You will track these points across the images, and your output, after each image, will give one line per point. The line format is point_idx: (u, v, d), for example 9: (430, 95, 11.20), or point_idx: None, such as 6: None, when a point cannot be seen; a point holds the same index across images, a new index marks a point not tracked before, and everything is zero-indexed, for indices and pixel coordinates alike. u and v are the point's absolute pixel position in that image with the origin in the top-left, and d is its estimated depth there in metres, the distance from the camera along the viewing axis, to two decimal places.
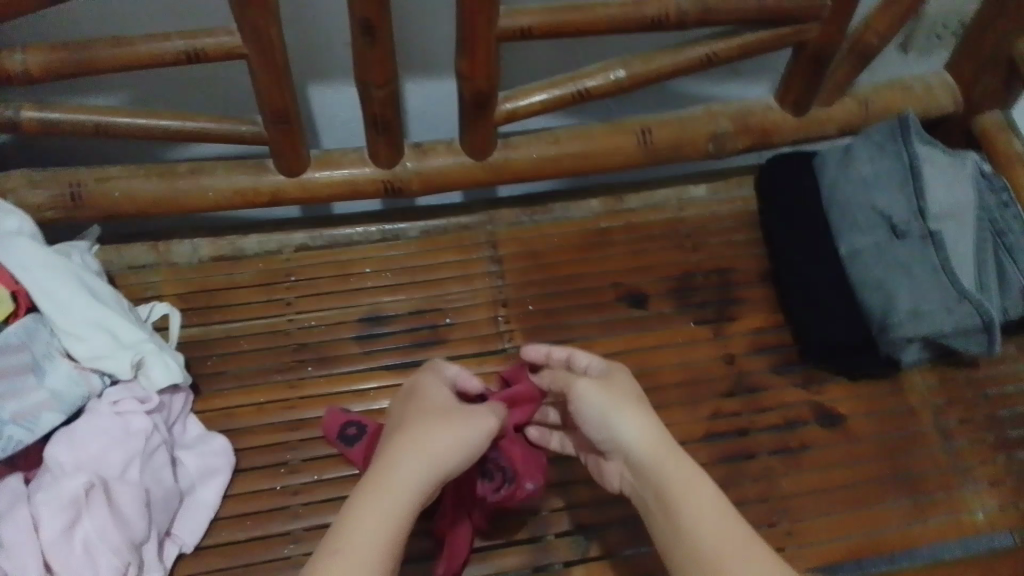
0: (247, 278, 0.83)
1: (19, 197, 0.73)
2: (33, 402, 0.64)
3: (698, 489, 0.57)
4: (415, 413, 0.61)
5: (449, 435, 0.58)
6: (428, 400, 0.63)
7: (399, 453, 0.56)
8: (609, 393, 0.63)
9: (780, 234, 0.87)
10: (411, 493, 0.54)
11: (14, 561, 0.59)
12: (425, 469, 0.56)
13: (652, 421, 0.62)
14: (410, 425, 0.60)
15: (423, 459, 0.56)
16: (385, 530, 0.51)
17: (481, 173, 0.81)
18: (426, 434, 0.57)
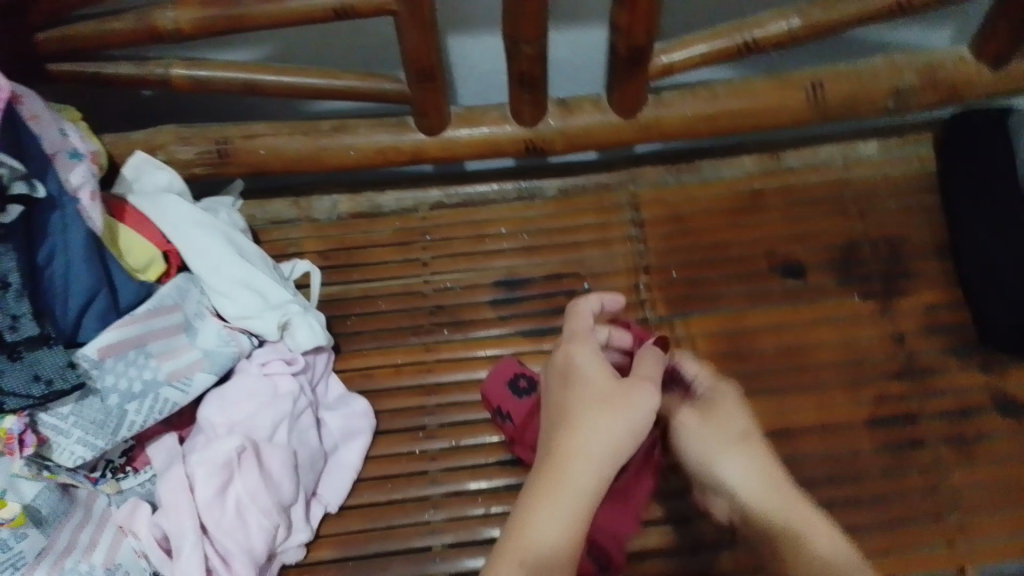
0: (384, 236, 0.82)
1: (170, 153, 0.74)
2: (188, 361, 0.64)
3: (834, 544, 0.51)
4: (574, 424, 0.50)
5: (620, 431, 0.50)
6: (590, 386, 0.52)
7: (563, 452, 0.49)
8: (712, 433, 0.57)
9: (961, 202, 0.78)
10: (592, 483, 0.48)
11: (173, 520, 0.60)
12: (602, 464, 0.49)
13: (757, 459, 0.56)
14: (576, 429, 0.50)
15: (595, 446, 0.49)
16: (570, 526, 0.47)
17: (629, 130, 0.75)
18: (584, 408, 0.51)
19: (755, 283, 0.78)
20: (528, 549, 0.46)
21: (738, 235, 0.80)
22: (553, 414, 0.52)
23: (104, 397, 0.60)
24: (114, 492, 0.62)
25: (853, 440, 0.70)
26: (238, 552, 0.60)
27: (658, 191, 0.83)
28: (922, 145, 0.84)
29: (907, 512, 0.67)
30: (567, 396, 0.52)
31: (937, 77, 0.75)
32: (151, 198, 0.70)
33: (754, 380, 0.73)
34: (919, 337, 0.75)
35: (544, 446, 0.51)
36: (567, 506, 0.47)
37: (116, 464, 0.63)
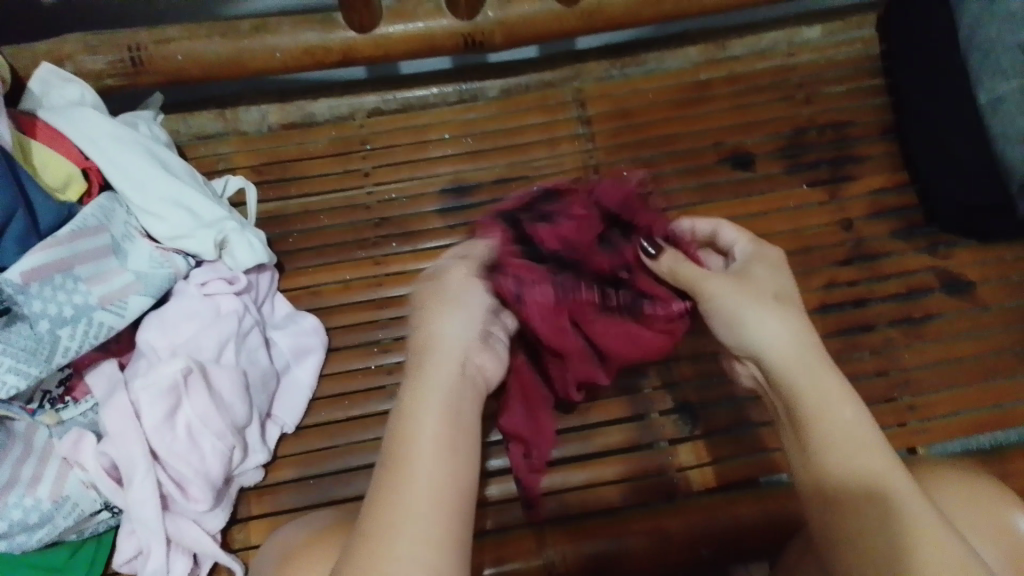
0: (320, 146, 0.78)
1: (79, 63, 0.68)
2: (121, 284, 0.61)
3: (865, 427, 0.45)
4: (435, 345, 0.46)
5: (461, 331, 0.47)
6: (451, 307, 0.49)
7: (418, 362, 0.45)
8: (745, 288, 0.50)
9: (910, 85, 0.77)
10: (453, 381, 0.44)
11: (121, 448, 0.57)
12: (460, 360, 0.46)
13: (793, 322, 0.49)
14: (440, 346, 0.46)
15: (455, 352, 0.46)
16: (441, 414, 0.42)
17: (570, 20, 0.72)
18: (440, 318, 0.48)
19: (705, 176, 0.77)
20: (412, 444, 0.40)
21: (687, 128, 0.79)
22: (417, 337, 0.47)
23: (34, 323, 0.56)
24: (54, 424, 0.59)
25: None
26: (193, 477, 0.58)
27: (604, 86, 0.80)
28: (865, 29, 0.83)
29: (858, 392, 0.69)
30: (421, 319, 0.48)
31: None
32: (62, 113, 0.64)
33: None
34: (865, 221, 0.76)
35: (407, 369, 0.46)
36: (436, 402, 0.43)
37: (54, 394, 0.60)
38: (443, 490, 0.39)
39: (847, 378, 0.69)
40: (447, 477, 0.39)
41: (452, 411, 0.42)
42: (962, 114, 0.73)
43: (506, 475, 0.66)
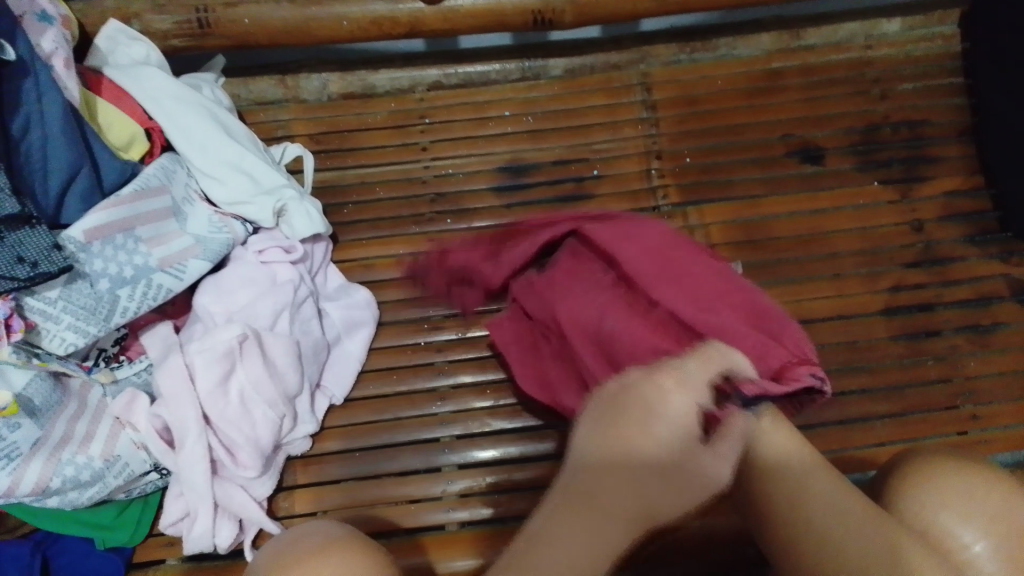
0: (379, 118, 0.77)
1: (146, 22, 0.67)
2: (181, 246, 0.60)
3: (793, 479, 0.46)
4: (659, 426, 0.43)
5: (714, 475, 0.43)
6: (664, 420, 0.43)
7: (626, 434, 0.42)
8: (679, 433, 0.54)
9: (992, 86, 0.74)
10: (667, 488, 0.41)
11: (174, 411, 0.57)
12: (687, 479, 0.42)
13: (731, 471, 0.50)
14: (677, 469, 0.42)
15: (673, 467, 0.42)
16: (632, 501, 0.41)
17: (643, 0, 0.70)
18: (670, 427, 0.43)
19: (771, 168, 0.75)
20: (600, 503, 0.40)
21: (754, 117, 0.76)
22: (663, 423, 0.43)
23: (94, 282, 0.56)
24: (108, 382, 0.59)
25: (868, 329, 0.69)
26: (243, 443, 0.58)
27: (671, 71, 0.78)
28: (947, 24, 0.80)
29: (919, 400, 0.67)
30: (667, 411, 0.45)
31: None
32: (129, 73, 0.64)
33: (768, 269, 0.71)
34: (935, 224, 0.73)
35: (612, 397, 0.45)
36: (627, 483, 0.41)
37: (109, 353, 0.60)
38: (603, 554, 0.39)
39: (908, 385, 0.67)
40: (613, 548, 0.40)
41: (649, 498, 0.41)
42: None
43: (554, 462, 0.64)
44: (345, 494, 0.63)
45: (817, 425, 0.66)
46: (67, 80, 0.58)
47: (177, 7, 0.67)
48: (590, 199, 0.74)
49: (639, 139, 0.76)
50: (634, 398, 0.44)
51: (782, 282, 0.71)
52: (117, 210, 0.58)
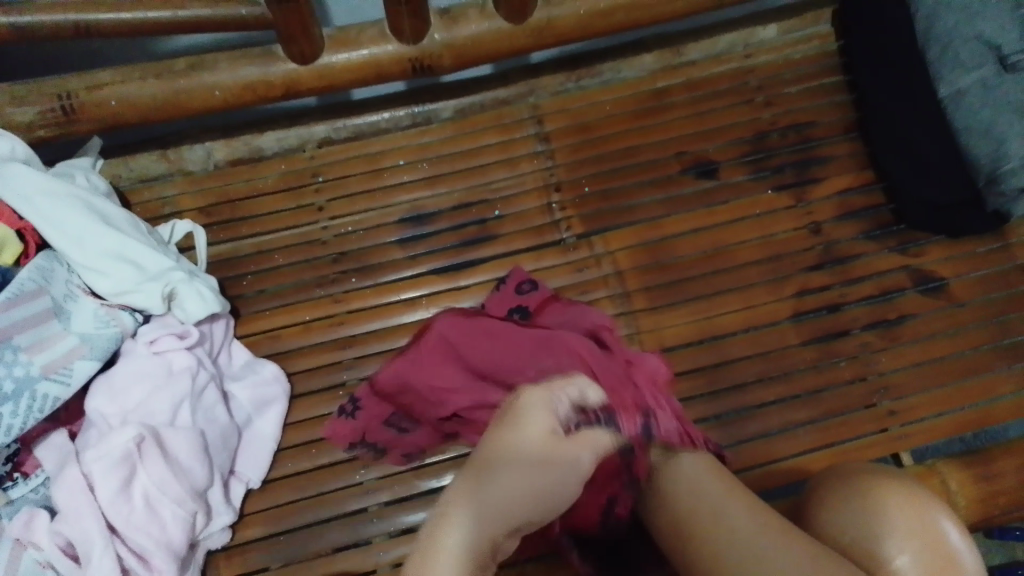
0: (270, 182, 0.75)
1: (6, 116, 0.65)
2: (65, 349, 0.58)
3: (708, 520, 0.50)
4: (532, 465, 0.47)
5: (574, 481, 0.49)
6: (557, 467, 0.48)
7: (508, 441, 0.48)
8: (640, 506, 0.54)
9: (869, 83, 0.76)
10: (527, 502, 0.46)
11: (75, 526, 0.54)
12: (552, 496, 0.47)
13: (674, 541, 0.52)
14: (553, 461, 0.48)
15: (550, 488, 0.47)
16: (508, 501, 0.45)
17: (519, 37, 0.69)
18: (546, 461, 0.48)
19: (669, 187, 0.75)
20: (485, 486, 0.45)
21: (646, 136, 0.77)
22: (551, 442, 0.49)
23: None
24: (3, 504, 0.56)
25: (781, 336, 0.70)
26: (154, 548, 0.55)
27: (560, 101, 0.78)
28: (821, 24, 0.81)
29: (838, 402, 0.68)
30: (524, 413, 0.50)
31: None
32: None
33: (677, 288, 0.71)
34: (834, 223, 0.74)
35: (487, 451, 0.48)
36: (517, 474, 0.46)
37: (1, 473, 0.57)
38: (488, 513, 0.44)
39: (825, 388, 0.68)
40: (496, 519, 0.45)
41: (521, 507, 0.46)
42: (921, 108, 0.71)
43: None
44: None
45: (742, 439, 0.66)
46: None
47: (36, 96, 0.64)
48: (494, 239, 0.74)
49: (536, 173, 0.76)
50: (492, 457, 0.47)
51: (692, 300, 0.71)
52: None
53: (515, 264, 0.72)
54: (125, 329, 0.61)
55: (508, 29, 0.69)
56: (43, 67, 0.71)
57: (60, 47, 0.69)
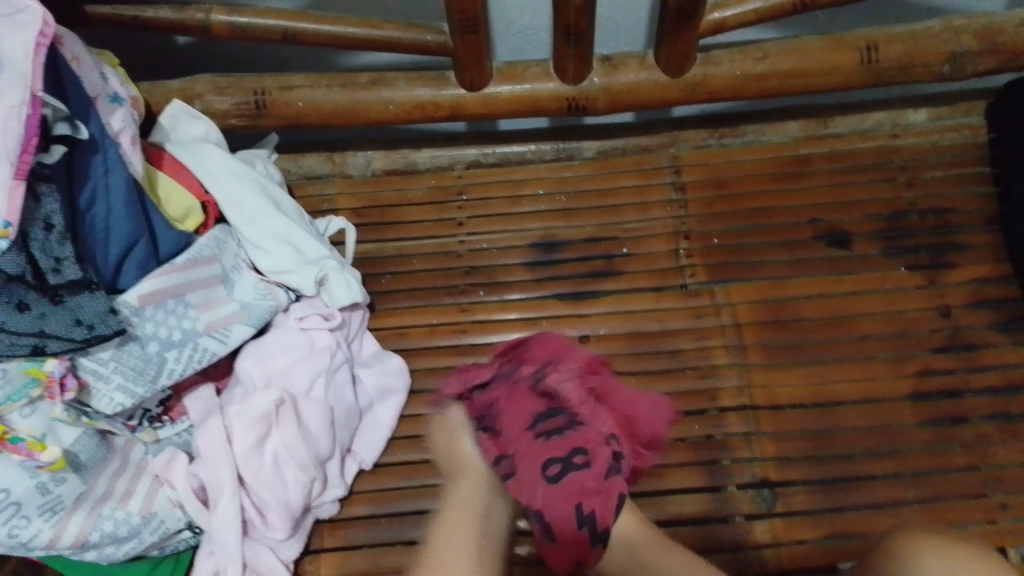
0: (419, 194, 0.81)
1: (208, 103, 0.73)
2: (227, 312, 0.64)
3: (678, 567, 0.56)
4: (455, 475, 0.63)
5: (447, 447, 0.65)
6: (459, 457, 0.64)
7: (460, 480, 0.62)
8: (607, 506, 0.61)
9: (1019, 177, 0.75)
10: (478, 527, 0.57)
11: (211, 471, 0.60)
12: (491, 523, 0.58)
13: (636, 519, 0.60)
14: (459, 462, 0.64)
15: (487, 514, 0.59)
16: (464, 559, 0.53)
17: (673, 89, 0.73)
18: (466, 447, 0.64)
19: (798, 250, 0.76)
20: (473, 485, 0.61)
21: (780, 196, 0.79)
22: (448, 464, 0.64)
23: (144, 343, 0.60)
24: (151, 441, 0.62)
25: (896, 413, 0.69)
26: (274, 505, 0.60)
27: (700, 155, 0.81)
28: (974, 114, 0.82)
29: (949, 488, 0.66)
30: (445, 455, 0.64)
31: (999, 51, 0.72)
32: (190, 149, 0.69)
33: (794, 349, 0.72)
34: (964, 308, 0.74)
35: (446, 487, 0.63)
36: (467, 519, 0.57)
37: (153, 413, 0.63)
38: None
39: (937, 472, 0.67)
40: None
41: (472, 542, 0.55)
42: None
43: None
44: (368, 560, 0.64)
45: (844, 508, 0.66)
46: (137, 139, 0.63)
47: (236, 89, 0.73)
48: (619, 276, 0.76)
49: (667, 221, 0.78)
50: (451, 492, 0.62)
51: (809, 363, 0.71)
52: (171, 274, 0.62)
53: (636, 302, 0.75)
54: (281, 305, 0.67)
55: (664, 81, 0.72)
56: (241, 66, 0.79)
57: (261, 52, 0.77)
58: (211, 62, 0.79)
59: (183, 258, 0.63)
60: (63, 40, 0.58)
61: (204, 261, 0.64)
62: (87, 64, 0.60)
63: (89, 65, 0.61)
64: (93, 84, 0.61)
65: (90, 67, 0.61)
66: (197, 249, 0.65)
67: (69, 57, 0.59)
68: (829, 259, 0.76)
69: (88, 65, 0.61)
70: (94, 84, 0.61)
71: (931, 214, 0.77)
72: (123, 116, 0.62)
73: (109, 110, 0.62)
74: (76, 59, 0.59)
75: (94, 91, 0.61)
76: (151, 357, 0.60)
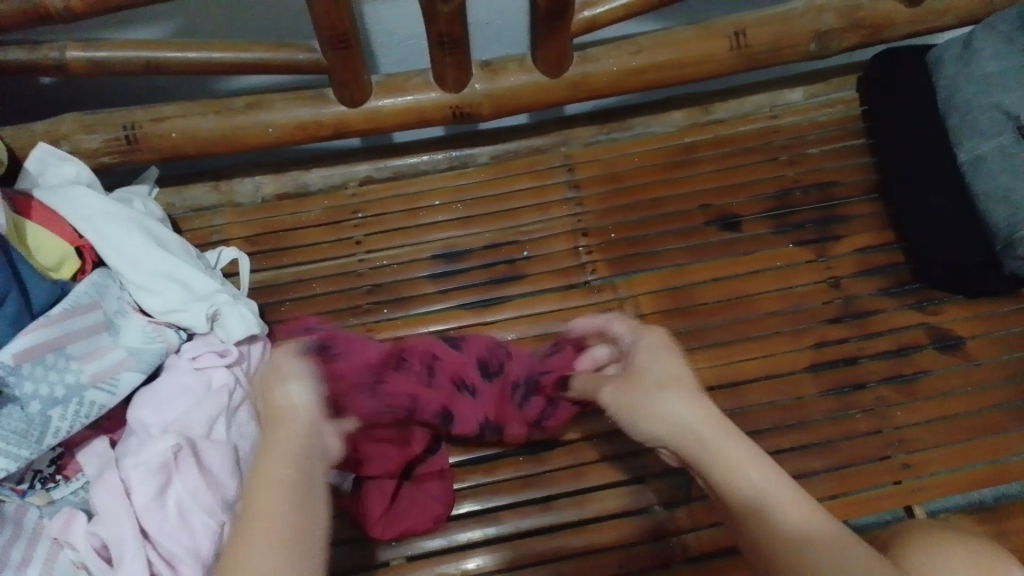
0: (313, 216, 0.79)
1: (75, 143, 0.69)
2: (113, 360, 0.61)
3: (717, 436, 0.46)
4: (280, 424, 0.47)
5: (297, 441, 0.46)
6: (294, 418, 0.48)
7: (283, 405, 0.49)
8: (632, 387, 0.53)
9: (892, 146, 0.79)
10: (298, 486, 0.42)
11: (111, 528, 0.57)
12: (323, 450, 0.48)
13: (687, 392, 0.50)
14: (279, 376, 0.52)
15: (310, 485, 0.43)
16: (280, 518, 0.40)
17: (555, 89, 0.73)
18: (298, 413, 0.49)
19: (693, 236, 0.78)
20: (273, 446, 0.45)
21: (671, 185, 0.80)
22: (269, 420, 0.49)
23: (25, 404, 0.56)
24: (45, 503, 0.59)
25: (799, 386, 0.71)
26: (183, 555, 0.57)
27: (591, 152, 0.82)
28: (846, 90, 0.85)
29: (854, 452, 0.68)
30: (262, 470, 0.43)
31: (859, 28, 0.75)
32: (58, 193, 0.66)
33: (697, 334, 0.73)
34: (853, 277, 0.77)
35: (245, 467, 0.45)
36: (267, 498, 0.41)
37: (46, 473, 0.60)
38: (300, 547, 0.39)
39: (841, 439, 0.69)
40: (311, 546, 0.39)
41: (288, 510, 0.40)
42: (939, 172, 0.75)
43: (500, 547, 0.64)
44: None
45: None
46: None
47: (103, 126, 0.69)
48: (522, 279, 0.76)
49: (564, 220, 0.79)
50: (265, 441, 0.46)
51: (712, 346, 0.73)
52: (48, 328, 0.58)
53: (541, 304, 0.75)
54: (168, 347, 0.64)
55: (545, 83, 0.73)
56: (110, 101, 0.76)
57: (130, 85, 0.74)
58: (78, 100, 0.76)
59: (61, 308, 0.60)
60: None
61: (83, 309, 0.61)
62: None
63: None
64: None
65: None
66: (76, 297, 0.61)
67: None
68: (723, 242, 0.78)
69: None
70: None
71: (816, 190, 0.80)
72: None
73: None
74: None
75: None
76: (34, 417, 0.56)
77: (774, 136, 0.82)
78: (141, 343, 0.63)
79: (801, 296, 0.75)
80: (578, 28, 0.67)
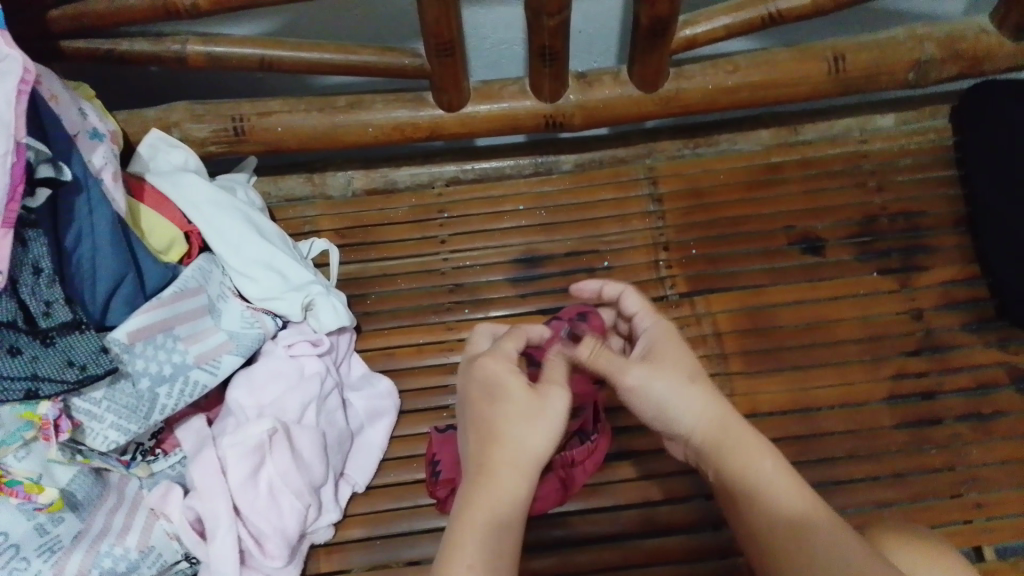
0: (400, 213, 0.82)
1: (186, 131, 0.73)
2: (215, 343, 0.64)
3: (742, 440, 0.51)
4: (491, 414, 0.51)
5: (530, 443, 0.49)
6: (503, 403, 0.51)
7: (490, 371, 0.52)
8: (664, 370, 0.54)
9: (983, 181, 0.78)
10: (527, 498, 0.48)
11: (206, 503, 0.60)
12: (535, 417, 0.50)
13: (710, 394, 0.53)
14: (486, 387, 0.52)
15: (501, 507, 0.47)
16: (503, 521, 0.46)
17: (648, 104, 0.74)
18: (501, 412, 0.50)
19: (773, 257, 0.78)
20: (490, 428, 0.50)
21: (754, 204, 0.80)
22: (473, 394, 0.53)
23: (136, 380, 0.59)
24: (145, 475, 0.63)
25: (873, 415, 0.71)
26: (271, 533, 0.61)
27: (676, 167, 0.83)
28: (938, 118, 0.84)
29: (925, 486, 0.68)
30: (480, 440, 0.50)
31: (961, 59, 0.74)
32: (172, 180, 0.69)
33: (774, 355, 0.74)
34: (934, 309, 0.76)
35: (475, 458, 0.50)
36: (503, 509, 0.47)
37: (146, 447, 0.63)
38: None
39: (913, 472, 0.69)
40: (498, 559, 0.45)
41: (509, 527, 0.46)
42: None
43: (567, 550, 0.67)
44: None
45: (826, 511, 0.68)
46: (117, 173, 0.63)
47: (213, 117, 0.73)
48: None
49: (645, 233, 0.80)
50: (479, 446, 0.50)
51: (788, 369, 0.73)
52: (158, 310, 0.61)
53: None
54: (266, 333, 0.68)
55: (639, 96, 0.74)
56: (217, 92, 0.79)
57: (238, 78, 0.77)
58: (187, 90, 0.79)
59: (173, 291, 0.63)
60: (42, 81, 0.59)
61: (189, 293, 0.64)
62: (66, 103, 0.60)
63: (64, 101, 0.61)
64: (75, 125, 0.61)
65: (69, 103, 0.61)
66: (186, 280, 0.65)
67: (49, 94, 0.59)
68: (802, 265, 0.78)
69: (66, 102, 0.61)
70: (75, 125, 0.61)
71: (901, 218, 0.80)
72: (103, 152, 0.63)
73: (91, 148, 0.62)
74: (53, 97, 0.59)
75: (75, 127, 0.61)
76: (144, 395, 0.59)
77: (862, 161, 0.82)
78: (240, 329, 0.66)
79: (879, 324, 0.75)
80: (677, 47, 0.68)
